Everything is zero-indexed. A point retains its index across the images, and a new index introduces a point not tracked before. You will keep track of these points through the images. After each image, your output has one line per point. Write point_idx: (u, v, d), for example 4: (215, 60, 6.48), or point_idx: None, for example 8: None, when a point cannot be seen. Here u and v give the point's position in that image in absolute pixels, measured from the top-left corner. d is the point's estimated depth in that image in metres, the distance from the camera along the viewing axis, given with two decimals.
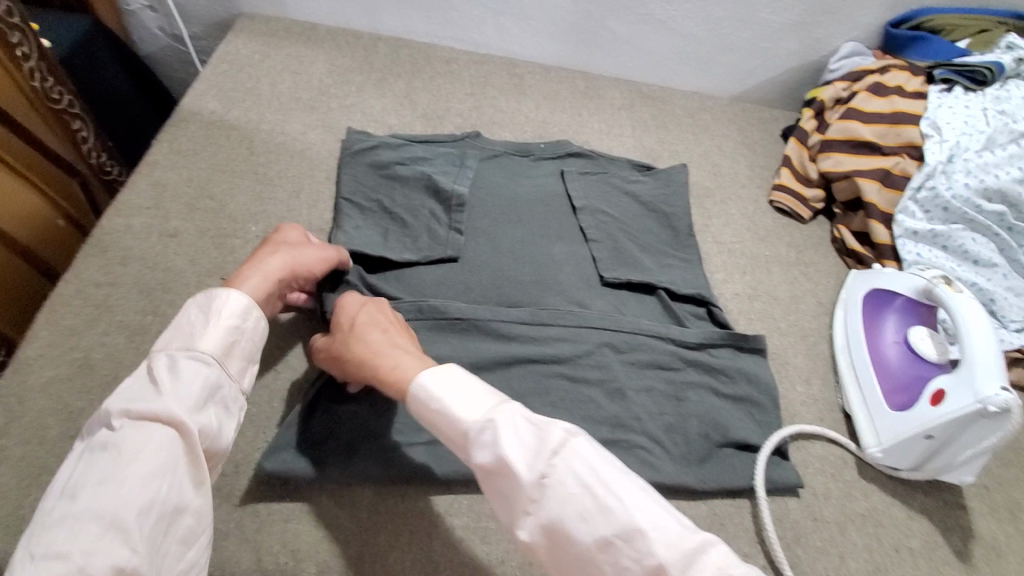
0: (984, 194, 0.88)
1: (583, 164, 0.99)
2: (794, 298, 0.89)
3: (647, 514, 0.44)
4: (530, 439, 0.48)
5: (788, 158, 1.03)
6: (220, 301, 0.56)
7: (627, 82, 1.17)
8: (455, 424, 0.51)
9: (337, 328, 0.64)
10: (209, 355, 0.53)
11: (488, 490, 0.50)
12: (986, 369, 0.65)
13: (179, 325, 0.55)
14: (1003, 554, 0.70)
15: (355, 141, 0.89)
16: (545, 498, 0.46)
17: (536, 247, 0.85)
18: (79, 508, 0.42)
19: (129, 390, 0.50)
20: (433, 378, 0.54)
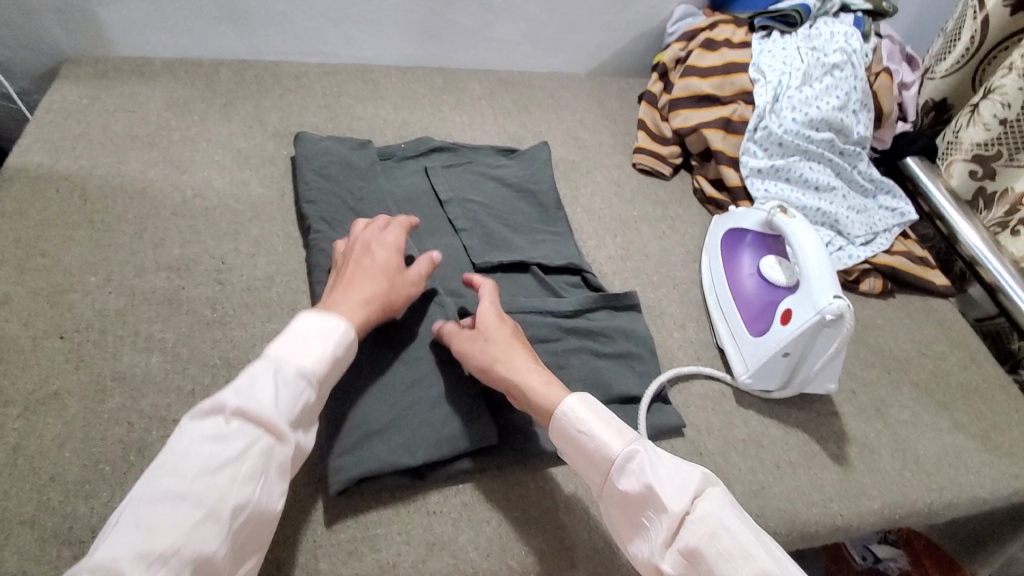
0: (811, 125, 0.96)
1: (447, 157, 0.99)
2: (664, 251, 0.93)
3: (783, 565, 0.51)
4: (680, 477, 0.56)
5: (644, 122, 1.09)
6: (333, 330, 0.61)
7: (485, 72, 1.19)
8: (602, 453, 0.59)
9: (486, 325, 0.68)
10: (317, 376, 0.58)
11: (622, 513, 0.58)
12: (820, 281, 0.71)
13: (294, 333, 0.59)
14: (874, 448, 0.76)
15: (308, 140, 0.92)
16: (686, 530, 0.54)
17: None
18: (193, 495, 0.48)
19: (250, 389, 0.54)
20: (587, 403, 0.61)
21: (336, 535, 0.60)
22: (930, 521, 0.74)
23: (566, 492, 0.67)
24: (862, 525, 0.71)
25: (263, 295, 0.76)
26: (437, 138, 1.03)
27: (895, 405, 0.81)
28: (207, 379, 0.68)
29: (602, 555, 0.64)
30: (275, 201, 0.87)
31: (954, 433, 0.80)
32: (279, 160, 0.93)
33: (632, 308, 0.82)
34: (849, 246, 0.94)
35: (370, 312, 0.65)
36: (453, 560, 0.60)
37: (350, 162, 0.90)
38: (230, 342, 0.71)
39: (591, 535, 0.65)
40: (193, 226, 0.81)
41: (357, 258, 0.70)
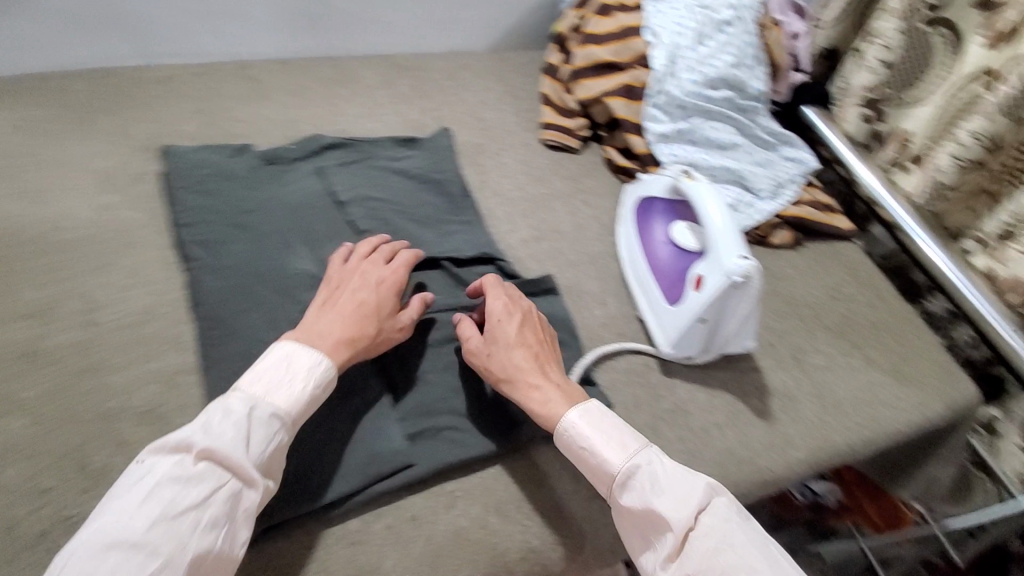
0: (709, 84, 0.96)
1: (339, 151, 0.91)
2: (579, 228, 0.91)
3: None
4: (682, 491, 0.56)
5: (548, 96, 1.06)
6: (310, 371, 0.58)
7: (377, 57, 1.11)
8: (603, 468, 0.59)
9: (493, 334, 0.66)
10: (288, 416, 0.56)
11: (629, 529, 0.58)
12: (727, 245, 0.70)
13: (267, 368, 0.57)
14: (794, 397, 0.78)
15: (180, 155, 0.84)
16: (690, 545, 0.54)
17: (279, 258, 0.75)
18: (150, 542, 0.46)
19: (217, 428, 0.52)
20: (591, 415, 0.61)
21: None
22: (851, 460, 0.77)
23: (496, 495, 0.63)
24: (790, 475, 0.72)
25: (142, 331, 0.69)
26: (327, 132, 0.95)
27: (811, 351, 0.84)
28: (83, 436, 0.61)
29: (540, 554, 0.61)
30: (148, 224, 0.78)
31: (866, 370, 0.84)
32: (149, 177, 0.84)
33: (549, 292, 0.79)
34: (757, 201, 0.95)
35: (355, 351, 0.63)
36: None
37: (227, 171, 0.83)
38: (108, 390, 0.64)
39: (525, 537, 0.61)
40: (52, 264, 0.72)
41: (351, 289, 0.67)
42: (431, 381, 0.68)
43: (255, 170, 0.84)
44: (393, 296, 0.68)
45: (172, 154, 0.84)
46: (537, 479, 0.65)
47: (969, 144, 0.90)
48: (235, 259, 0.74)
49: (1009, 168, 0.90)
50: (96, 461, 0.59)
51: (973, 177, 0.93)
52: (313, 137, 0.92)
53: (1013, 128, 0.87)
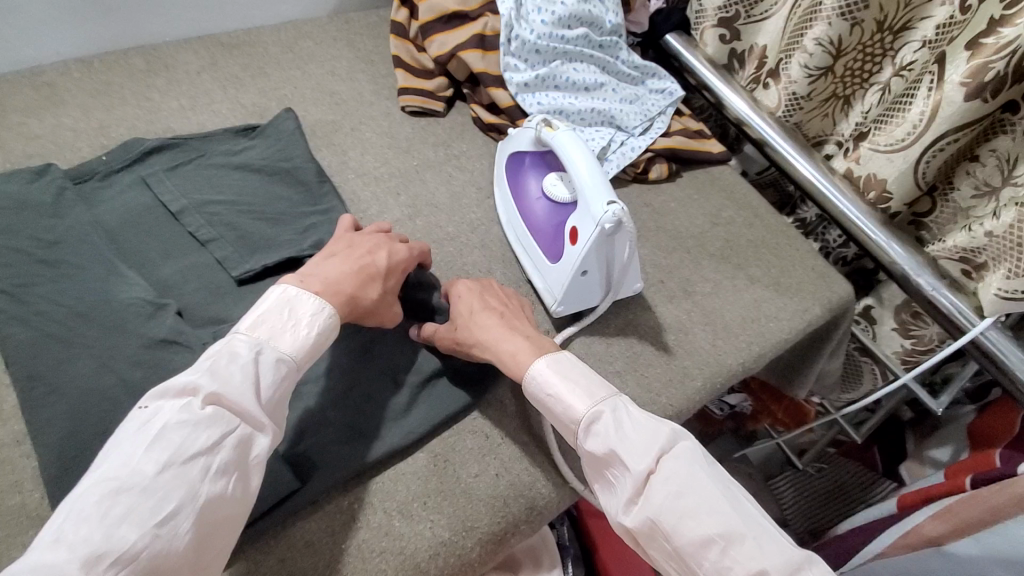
0: (562, 24, 0.92)
1: (167, 154, 0.79)
2: (454, 197, 0.86)
3: (746, 519, 0.50)
4: (645, 436, 0.54)
5: (399, 58, 0.98)
6: (318, 321, 0.56)
7: (200, 38, 0.97)
8: (568, 413, 0.58)
9: (455, 311, 0.67)
10: (295, 362, 0.54)
11: (594, 473, 0.57)
12: (594, 191, 0.68)
13: (270, 312, 0.55)
14: (688, 329, 0.79)
15: None
16: (650, 488, 0.52)
17: (105, 290, 0.65)
18: (162, 486, 0.43)
19: (225, 371, 0.49)
20: (558, 364, 0.60)
21: None
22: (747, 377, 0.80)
23: (397, 497, 0.60)
24: (692, 405, 0.74)
25: None
26: (151, 135, 0.83)
27: (699, 281, 0.85)
28: None
29: (452, 546, 0.57)
30: None
31: (751, 289, 0.87)
32: None
33: (426, 284, 0.73)
34: (630, 139, 0.93)
35: (351, 310, 0.61)
36: None
37: (24, 199, 0.70)
38: None
39: (434, 533, 0.58)
40: None
41: (369, 249, 0.66)
42: (305, 395, 0.62)
43: (61, 192, 0.72)
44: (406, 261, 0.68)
45: None
46: (440, 470, 0.62)
47: (814, 51, 0.92)
48: (52, 303, 0.63)
49: (852, 70, 0.94)
50: None
51: (823, 84, 0.98)
52: (130, 142, 0.79)
53: (849, 29, 0.90)
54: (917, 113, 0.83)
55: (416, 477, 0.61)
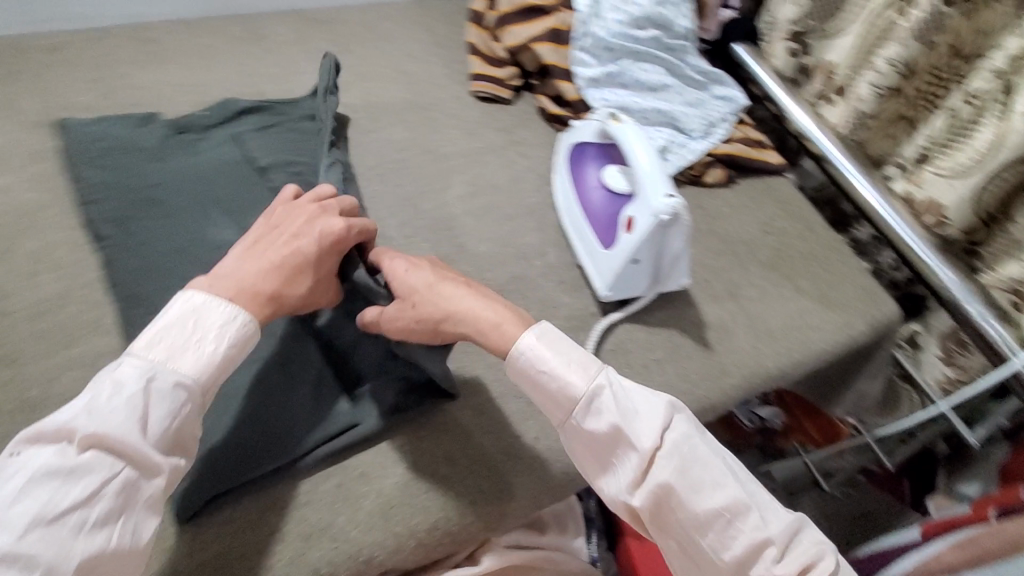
0: (636, 24, 0.95)
1: (256, 113, 0.86)
2: (514, 180, 0.90)
3: (745, 487, 0.56)
4: (648, 413, 0.57)
5: (474, 45, 1.03)
6: (229, 333, 0.53)
7: (290, 12, 1.04)
8: (566, 393, 0.58)
9: (410, 285, 0.62)
10: (198, 385, 0.51)
11: (593, 452, 0.58)
12: (655, 184, 0.71)
13: (169, 327, 0.51)
14: (730, 328, 0.82)
15: (78, 130, 0.77)
16: (656, 465, 0.56)
17: (199, 231, 0.72)
18: (25, 551, 0.41)
19: (107, 407, 0.47)
20: (545, 340, 0.59)
21: (196, 556, 0.54)
22: (783, 382, 0.82)
23: (443, 446, 0.64)
24: (727, 401, 0.76)
25: (56, 318, 0.65)
26: (243, 96, 0.89)
27: (745, 285, 0.87)
28: (4, 430, 0.58)
29: (487, 496, 0.63)
30: (50, 205, 0.73)
31: (796, 298, 0.88)
32: (46, 154, 0.77)
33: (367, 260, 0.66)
34: (689, 142, 0.95)
35: (276, 307, 0.57)
36: (334, 544, 0.57)
37: (135, 143, 0.78)
38: (23, 382, 0.61)
39: (474, 481, 0.63)
40: None
41: (295, 233, 0.60)
42: (371, 345, 0.69)
43: (166, 139, 0.79)
44: (341, 244, 0.61)
45: (66, 121, 0.78)
46: (483, 428, 0.67)
47: (885, 71, 0.94)
48: (153, 236, 0.70)
49: (923, 92, 0.92)
50: None
51: (890, 105, 0.98)
52: (227, 101, 0.86)
53: (924, 52, 0.90)
54: (982, 140, 0.84)
55: (462, 432, 0.66)
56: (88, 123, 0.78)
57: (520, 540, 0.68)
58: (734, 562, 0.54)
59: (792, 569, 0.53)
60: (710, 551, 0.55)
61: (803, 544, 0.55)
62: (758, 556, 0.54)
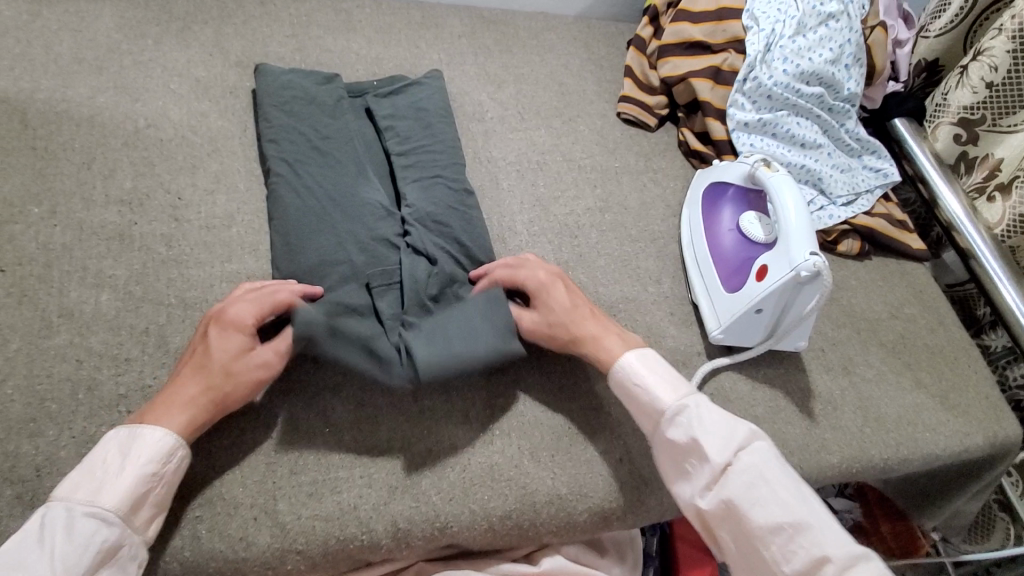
0: (802, 78, 0.93)
1: (445, 101, 0.89)
2: (644, 205, 0.91)
3: (811, 510, 0.57)
4: (725, 431, 0.60)
5: (631, 69, 1.05)
6: (144, 445, 0.53)
7: (466, 8, 1.11)
8: (653, 402, 0.63)
9: (566, 307, 0.68)
10: (113, 509, 0.50)
11: (671, 459, 0.62)
12: (799, 239, 0.70)
13: (97, 458, 0.52)
14: (838, 404, 0.78)
15: (270, 72, 0.85)
16: (727, 478, 0.59)
17: (354, 187, 0.77)
18: None
19: (20, 550, 0.47)
20: (647, 360, 0.65)
21: (297, 477, 0.59)
22: (883, 476, 0.77)
23: (532, 440, 0.65)
24: (819, 477, 0.73)
25: (222, 234, 0.72)
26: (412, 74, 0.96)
27: (862, 363, 0.83)
28: (163, 320, 0.65)
29: (563, 502, 0.63)
30: (237, 135, 0.81)
31: (915, 392, 0.82)
32: (240, 92, 0.86)
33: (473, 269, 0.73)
34: (831, 206, 0.92)
35: (194, 406, 0.56)
36: (415, 503, 0.60)
37: (313, 97, 0.84)
38: (187, 281, 0.68)
39: (553, 483, 0.63)
40: (142, 157, 0.75)
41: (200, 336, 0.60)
42: None
43: (340, 99, 0.85)
44: (239, 330, 0.60)
45: (261, 65, 0.86)
46: (573, 432, 0.67)
47: None
48: (316, 178, 0.76)
49: None
50: (171, 342, 0.64)
51: None
52: (425, 81, 0.91)
53: None
54: None
55: (551, 432, 0.66)
56: (279, 68, 0.86)
57: (579, 556, 0.68)
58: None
59: None
60: (770, 565, 0.56)
61: (867, 570, 0.54)
62: (817, 574, 0.54)
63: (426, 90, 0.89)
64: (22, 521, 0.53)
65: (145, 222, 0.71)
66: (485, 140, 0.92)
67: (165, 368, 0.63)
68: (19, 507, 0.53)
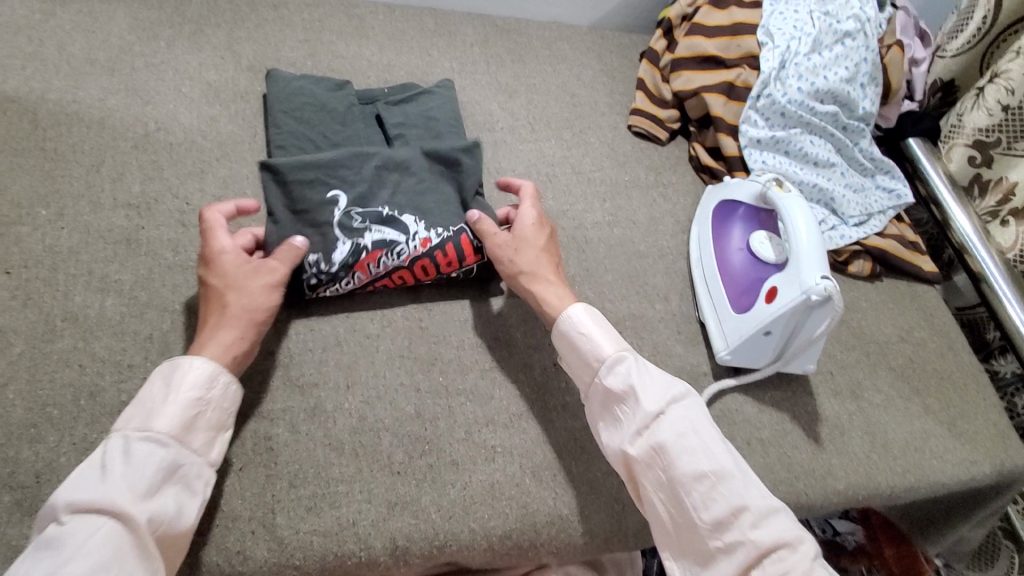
0: (816, 96, 0.93)
1: (455, 111, 0.89)
2: (653, 220, 0.90)
3: (734, 464, 0.57)
4: (661, 383, 0.61)
5: (643, 81, 1.04)
6: (185, 373, 0.54)
7: (478, 16, 1.10)
8: (593, 351, 0.63)
9: (537, 243, 0.71)
10: (167, 434, 0.51)
11: (605, 408, 0.62)
12: (810, 261, 0.70)
13: (146, 389, 0.53)
14: (846, 429, 0.77)
15: (281, 79, 0.85)
16: (658, 427, 0.59)
17: None
18: None
19: (87, 477, 0.48)
20: (594, 314, 0.66)
21: (297, 490, 0.58)
22: (889, 503, 0.76)
23: (535, 459, 0.65)
24: (825, 504, 0.72)
25: None
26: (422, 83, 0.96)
27: (871, 388, 0.81)
28: (167, 326, 0.65)
29: (565, 522, 0.62)
30: (246, 140, 0.81)
31: (924, 418, 0.81)
32: (251, 96, 0.86)
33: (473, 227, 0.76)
34: (842, 226, 0.91)
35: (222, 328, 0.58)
36: (415, 521, 0.59)
37: (324, 103, 0.83)
38: (192, 288, 0.68)
39: (554, 504, 0.63)
40: (152, 161, 0.75)
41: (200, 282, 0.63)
42: (490, 343, 0.72)
43: (350, 106, 0.85)
44: (218, 258, 0.62)
45: (271, 71, 0.85)
46: (575, 451, 0.66)
47: None
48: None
49: None
50: (173, 349, 0.64)
51: None
52: (436, 90, 0.90)
53: None
54: None
55: (554, 451, 0.66)
56: (290, 75, 0.86)
57: None
58: (712, 526, 0.55)
59: (764, 540, 0.53)
60: (691, 511, 0.56)
61: (783, 526, 0.54)
62: (734, 524, 0.54)
63: (437, 99, 0.89)
64: (20, 528, 0.53)
65: (152, 227, 0.71)
66: (495, 150, 0.92)
67: None
68: (18, 514, 0.53)
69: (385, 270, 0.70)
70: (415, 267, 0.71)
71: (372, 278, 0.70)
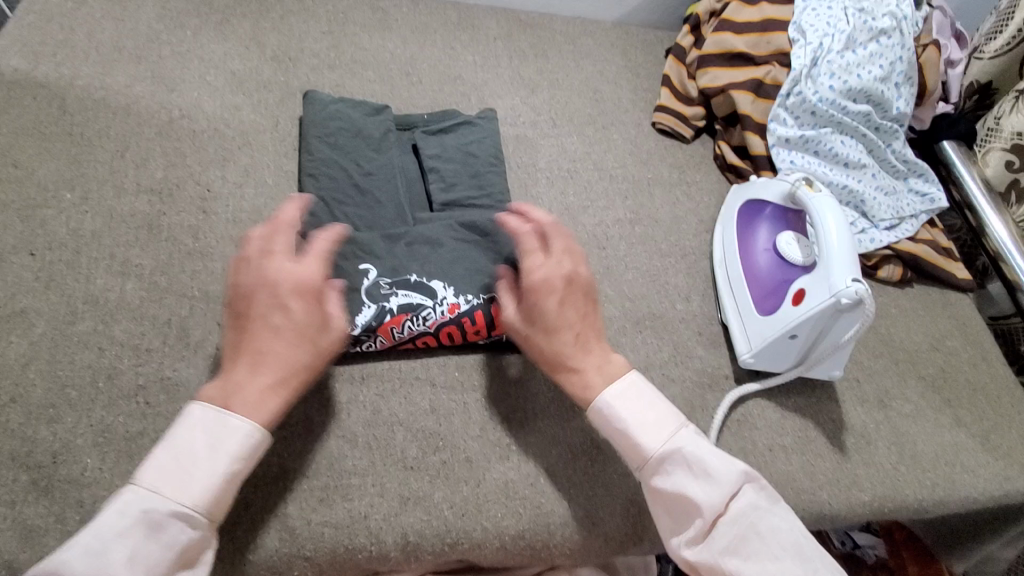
0: (849, 95, 0.90)
1: (496, 146, 0.85)
2: (676, 219, 0.88)
3: (804, 562, 0.54)
4: (717, 479, 0.56)
5: (669, 78, 1.02)
6: (229, 441, 0.50)
7: (502, 10, 1.09)
8: (637, 450, 0.58)
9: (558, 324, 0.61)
10: (198, 508, 0.48)
11: (657, 506, 0.58)
12: (840, 263, 0.68)
13: (184, 450, 0.49)
14: (872, 439, 0.74)
15: (317, 101, 0.82)
16: (718, 531, 0.55)
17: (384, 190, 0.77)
18: None
19: (105, 549, 0.45)
20: (628, 396, 0.59)
21: (309, 481, 0.58)
22: (916, 517, 0.73)
23: (549, 459, 0.63)
24: (848, 515, 0.70)
25: (248, 229, 0.72)
26: (465, 110, 0.92)
27: (899, 398, 0.78)
28: (185, 313, 0.65)
29: (579, 523, 0.61)
30: (268, 130, 0.81)
31: (953, 430, 0.78)
32: (274, 86, 0.86)
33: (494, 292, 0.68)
34: (873, 229, 0.88)
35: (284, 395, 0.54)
36: (427, 517, 0.58)
37: (359, 129, 0.81)
38: (211, 275, 0.68)
39: (569, 505, 0.61)
40: (175, 148, 0.76)
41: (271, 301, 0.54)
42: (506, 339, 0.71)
43: (387, 132, 0.82)
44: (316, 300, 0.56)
45: (308, 95, 0.83)
46: (591, 452, 0.65)
47: None
48: (350, 209, 0.75)
49: None
50: (191, 336, 0.64)
51: None
52: (479, 122, 0.87)
53: None
54: None
55: (570, 451, 0.64)
56: (327, 98, 0.83)
57: None
58: None
59: None
60: None
61: None
62: None
63: (478, 131, 0.86)
64: (36, 507, 0.53)
65: (173, 213, 0.71)
66: (516, 145, 0.90)
67: (185, 361, 0.62)
68: (33, 493, 0.53)
69: (409, 334, 0.66)
70: (440, 333, 0.67)
71: (396, 343, 0.66)
